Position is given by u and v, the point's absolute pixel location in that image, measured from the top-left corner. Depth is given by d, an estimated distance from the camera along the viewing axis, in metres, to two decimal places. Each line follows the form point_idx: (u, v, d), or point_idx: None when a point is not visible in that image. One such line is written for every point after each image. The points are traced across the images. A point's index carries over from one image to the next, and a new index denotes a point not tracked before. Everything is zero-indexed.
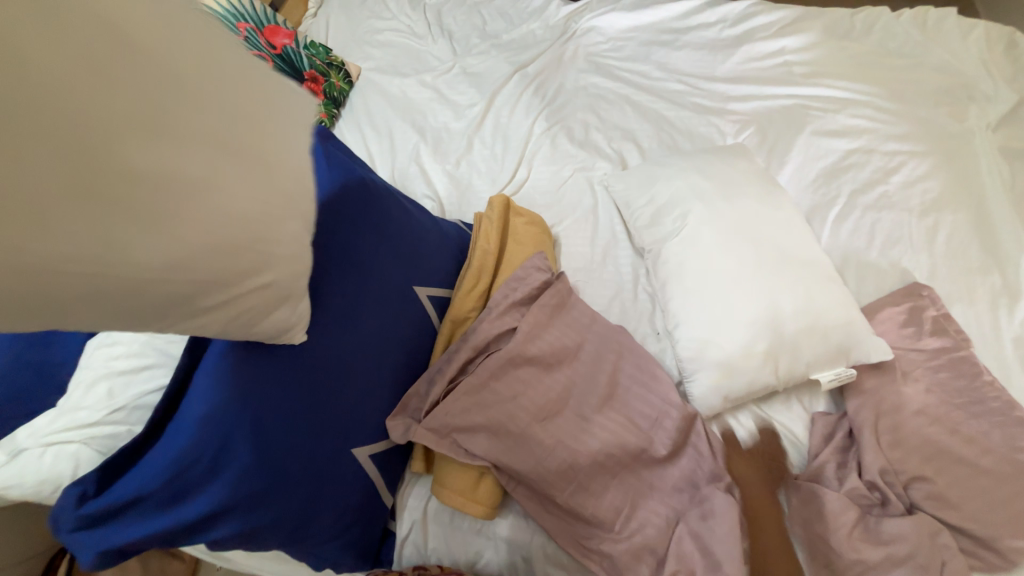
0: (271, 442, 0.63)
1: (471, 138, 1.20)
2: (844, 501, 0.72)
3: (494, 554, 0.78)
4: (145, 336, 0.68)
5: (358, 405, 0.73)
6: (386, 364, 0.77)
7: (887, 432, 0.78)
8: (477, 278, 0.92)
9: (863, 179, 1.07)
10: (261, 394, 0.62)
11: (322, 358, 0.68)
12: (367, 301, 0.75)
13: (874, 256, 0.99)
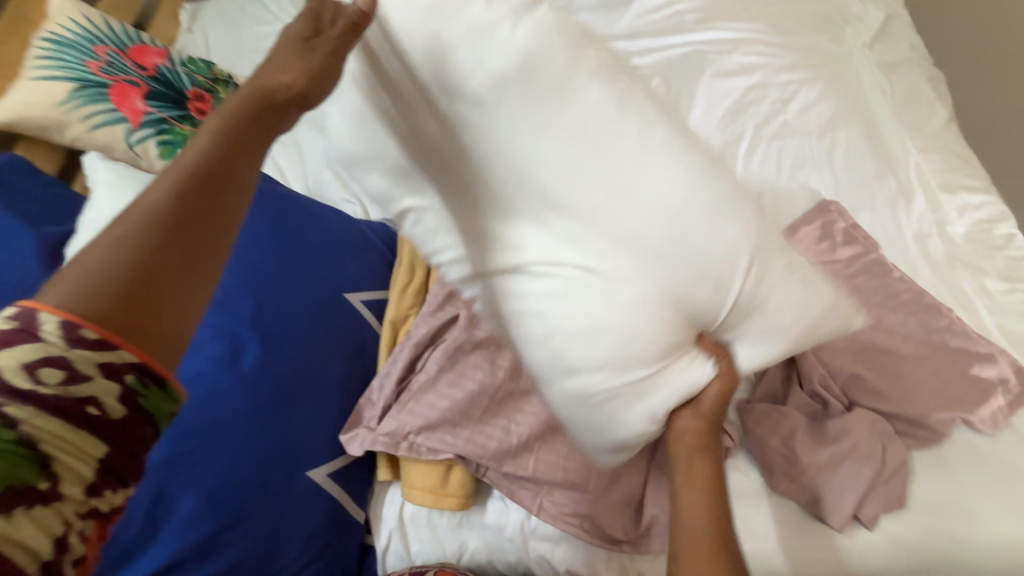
0: (214, 480, 0.59)
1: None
2: (791, 412, 0.77)
3: (479, 542, 0.77)
4: None
5: (308, 424, 0.70)
6: (330, 378, 0.75)
7: (820, 341, 0.83)
8: (410, 275, 0.90)
9: (764, 112, 1.13)
10: (193, 433, 0.60)
11: (261, 382, 0.67)
12: (296, 319, 0.74)
13: (785, 182, 1.05)
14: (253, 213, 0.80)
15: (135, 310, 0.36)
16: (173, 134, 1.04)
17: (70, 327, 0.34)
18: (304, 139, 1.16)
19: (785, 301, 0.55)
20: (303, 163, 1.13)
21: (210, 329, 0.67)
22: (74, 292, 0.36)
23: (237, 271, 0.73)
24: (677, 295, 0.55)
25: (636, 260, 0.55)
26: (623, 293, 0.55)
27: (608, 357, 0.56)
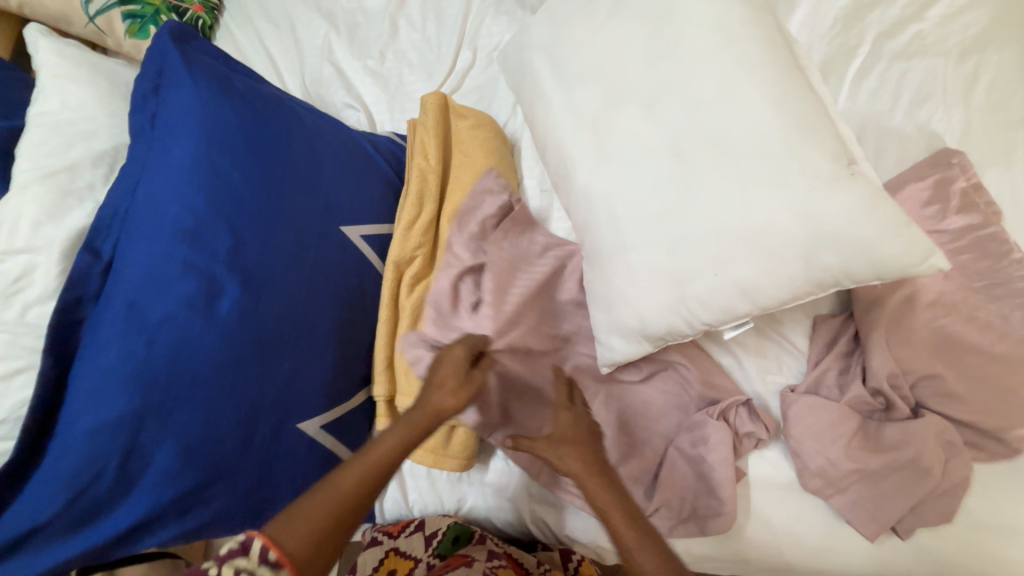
0: (194, 434, 0.55)
1: (395, 20, 0.93)
2: (843, 411, 0.67)
3: (478, 498, 0.75)
4: (8, 334, 0.55)
5: (297, 374, 0.63)
6: (321, 324, 0.66)
7: (897, 331, 0.69)
8: (419, 207, 0.76)
9: (892, 18, 0.85)
10: (165, 385, 0.54)
11: (243, 328, 0.59)
12: (278, 259, 0.63)
13: (898, 120, 0.82)
14: (221, 113, 0.64)
15: (314, 552, 0.49)
16: (142, 6, 0.86)
17: (265, 551, 0.47)
18: (301, 20, 0.96)
19: (889, 244, 0.48)
20: (299, 52, 0.94)
21: (181, 265, 0.57)
22: (283, 528, 0.48)
23: (206, 191, 0.60)
24: (797, 243, 0.51)
25: (722, 193, 0.54)
26: (723, 215, 0.54)
27: (699, 276, 0.55)
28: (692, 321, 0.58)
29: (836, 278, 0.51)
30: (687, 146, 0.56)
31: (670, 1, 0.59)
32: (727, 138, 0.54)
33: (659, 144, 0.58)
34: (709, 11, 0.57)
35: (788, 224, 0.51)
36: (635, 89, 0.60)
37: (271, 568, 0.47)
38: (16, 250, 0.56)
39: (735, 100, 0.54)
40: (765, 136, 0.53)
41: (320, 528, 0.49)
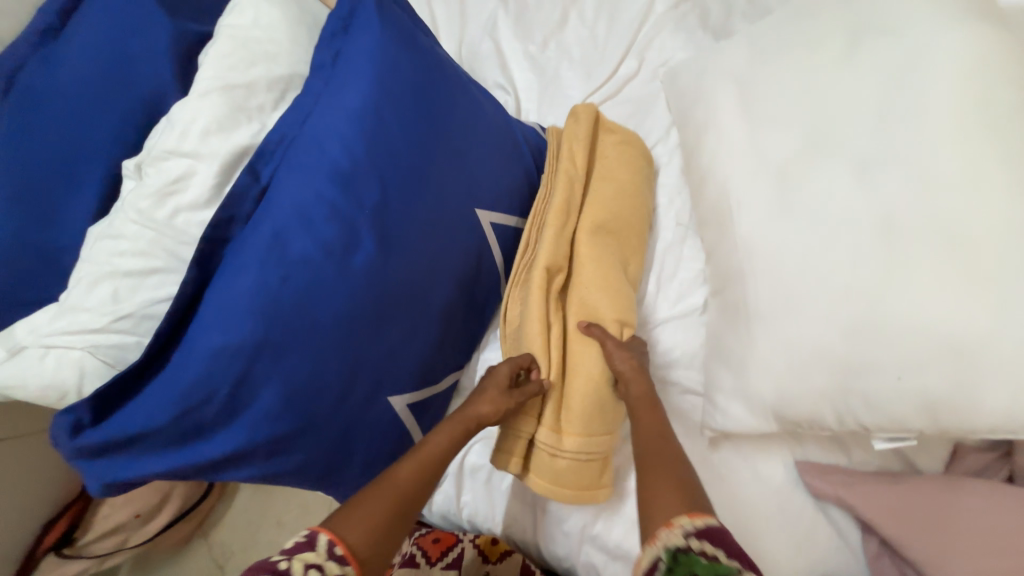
0: (300, 380, 0.53)
1: (567, 10, 0.90)
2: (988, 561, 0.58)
3: (531, 521, 0.71)
4: (152, 231, 0.55)
5: (402, 346, 0.61)
6: (435, 299, 0.64)
7: None
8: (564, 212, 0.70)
9: None
10: (288, 324, 0.52)
11: (370, 287, 0.57)
12: (416, 225, 0.61)
13: None
14: (400, 65, 0.63)
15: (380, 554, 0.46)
16: None
17: (332, 546, 0.44)
18: None
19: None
20: (463, 21, 0.93)
21: (329, 209, 0.56)
22: (348, 523, 0.46)
23: (370, 140, 0.59)
24: (1022, 370, 0.45)
25: (941, 292, 0.47)
26: (930, 315, 0.47)
27: (877, 371, 0.50)
28: (848, 417, 0.53)
29: None
30: (901, 227, 0.50)
31: (924, 64, 0.53)
32: (960, 230, 0.47)
33: (862, 213, 0.52)
34: (975, 87, 0.50)
35: (1017, 350, 0.45)
36: (851, 149, 0.54)
37: (338, 564, 0.43)
38: (181, 153, 0.57)
39: (984, 191, 0.47)
40: (1016, 241, 0.46)
41: (377, 515, 0.47)
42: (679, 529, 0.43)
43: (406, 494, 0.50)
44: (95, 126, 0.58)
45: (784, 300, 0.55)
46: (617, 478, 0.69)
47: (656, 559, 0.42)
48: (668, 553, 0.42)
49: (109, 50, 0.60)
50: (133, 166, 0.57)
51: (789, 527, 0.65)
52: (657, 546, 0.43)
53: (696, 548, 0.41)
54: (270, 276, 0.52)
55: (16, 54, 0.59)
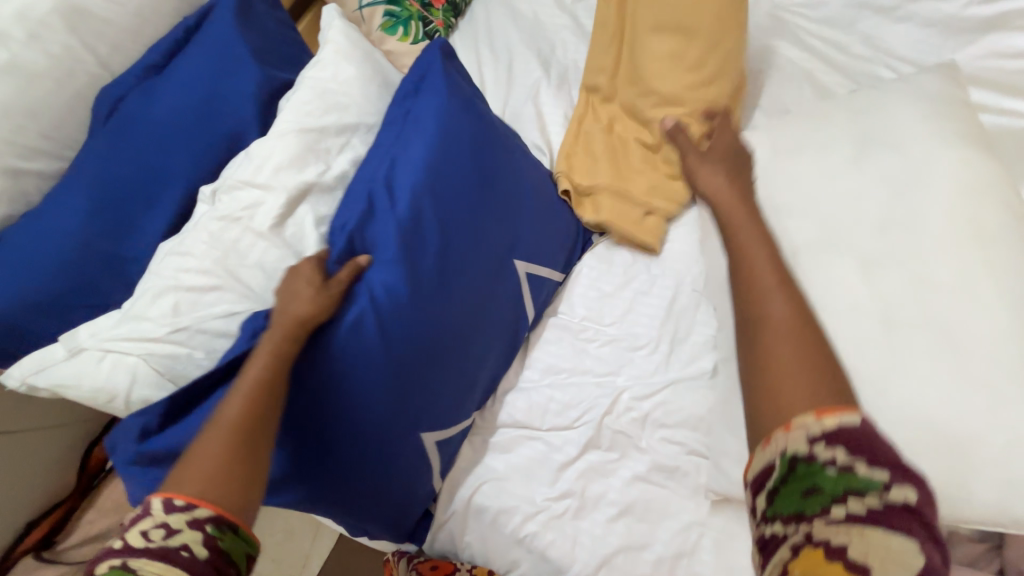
0: (344, 408, 0.58)
1: None
2: None
3: (531, 570, 0.71)
4: (218, 252, 0.60)
5: (440, 387, 0.64)
6: (474, 344, 0.68)
7: None
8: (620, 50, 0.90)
9: None
10: (340, 354, 0.58)
11: (418, 327, 0.61)
12: (465, 273, 0.66)
13: None
14: (463, 125, 0.70)
15: (244, 490, 0.45)
16: (401, 9, 0.99)
17: (169, 500, 0.43)
18: (520, 58, 1.03)
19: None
20: (510, 84, 1.01)
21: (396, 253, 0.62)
22: (187, 472, 0.45)
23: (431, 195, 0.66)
24: (1011, 471, 0.49)
25: (938, 388, 0.52)
26: (926, 408, 0.52)
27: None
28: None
29: None
30: (903, 324, 0.55)
31: (925, 181, 0.60)
32: (957, 333, 0.53)
33: (869, 308, 0.57)
34: (967, 207, 0.57)
35: (1004, 449, 0.49)
36: (858, 247, 0.60)
37: (183, 513, 0.43)
38: (256, 184, 0.63)
39: (975, 299, 0.53)
40: (1002, 348, 0.51)
41: (212, 456, 0.45)
42: (801, 433, 0.38)
43: (243, 419, 0.47)
44: (180, 153, 0.65)
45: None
46: (619, 534, 0.70)
47: (771, 465, 0.39)
48: (785, 459, 0.38)
49: (203, 89, 0.67)
50: (209, 192, 0.63)
51: None
52: (771, 449, 0.39)
53: (824, 458, 0.37)
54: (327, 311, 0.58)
55: (121, 85, 0.67)
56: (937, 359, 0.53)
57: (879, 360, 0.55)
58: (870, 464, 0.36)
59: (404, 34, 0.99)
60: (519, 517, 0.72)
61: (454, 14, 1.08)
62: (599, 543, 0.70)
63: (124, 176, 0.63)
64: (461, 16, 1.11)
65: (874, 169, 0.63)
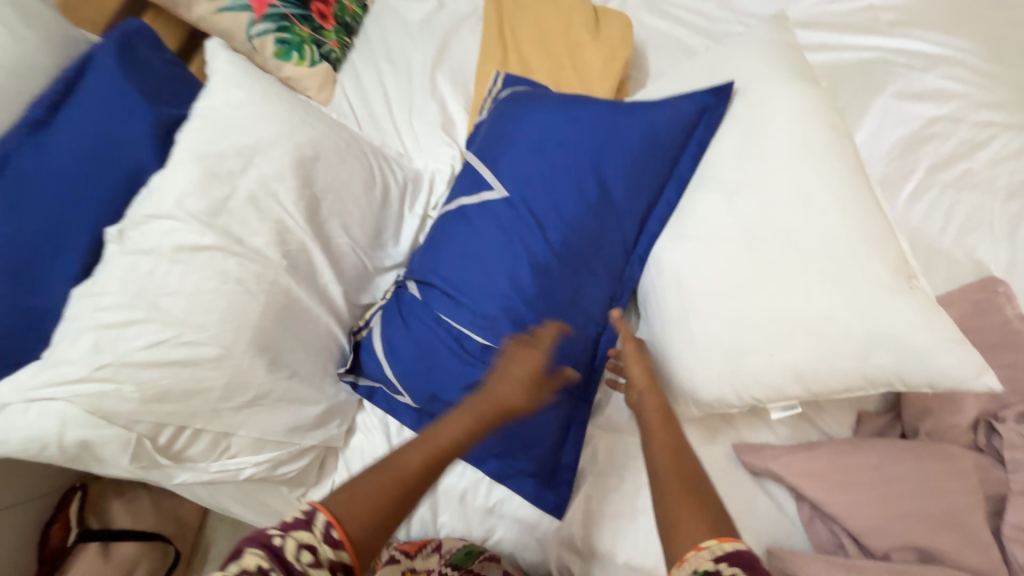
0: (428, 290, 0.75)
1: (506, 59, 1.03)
2: (906, 514, 0.65)
3: (506, 532, 0.76)
4: (136, 286, 0.61)
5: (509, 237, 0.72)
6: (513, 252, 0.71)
7: (930, 435, 0.71)
8: (505, 58, 1.03)
9: (944, 152, 0.93)
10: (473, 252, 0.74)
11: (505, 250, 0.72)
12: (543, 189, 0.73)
13: (947, 243, 0.88)
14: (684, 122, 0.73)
15: (373, 537, 0.53)
16: (291, 35, 1.02)
17: (328, 528, 0.50)
18: (417, 65, 1.08)
19: (942, 355, 0.55)
20: (411, 89, 1.06)
21: (674, 162, 0.74)
22: (344, 503, 0.53)
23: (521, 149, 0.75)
24: (855, 340, 0.59)
25: (787, 282, 0.62)
26: (784, 301, 0.62)
27: (758, 352, 0.64)
28: (745, 395, 0.66)
29: (889, 378, 0.59)
30: (757, 238, 0.65)
31: (765, 113, 0.70)
32: (796, 236, 0.63)
33: (732, 233, 0.67)
34: (792, 129, 0.68)
35: (850, 322, 0.59)
36: (721, 180, 0.71)
37: (332, 547, 0.50)
38: (160, 216, 0.65)
39: (807, 204, 0.64)
40: (834, 239, 0.61)
41: (365, 491, 0.54)
42: (708, 553, 0.48)
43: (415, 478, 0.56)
44: (83, 201, 0.66)
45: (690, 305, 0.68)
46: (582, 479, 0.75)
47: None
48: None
49: (94, 134, 0.68)
50: (114, 232, 0.64)
51: (729, 499, 0.74)
52: (686, 568, 0.48)
53: (723, 574, 0.46)
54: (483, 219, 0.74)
55: (8, 144, 0.67)
56: (779, 261, 0.63)
57: (738, 274, 0.65)
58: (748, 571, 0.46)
59: (299, 59, 1.03)
60: (485, 488, 0.76)
61: (347, 35, 1.12)
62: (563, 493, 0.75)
63: (23, 230, 0.62)
64: (356, 35, 1.15)
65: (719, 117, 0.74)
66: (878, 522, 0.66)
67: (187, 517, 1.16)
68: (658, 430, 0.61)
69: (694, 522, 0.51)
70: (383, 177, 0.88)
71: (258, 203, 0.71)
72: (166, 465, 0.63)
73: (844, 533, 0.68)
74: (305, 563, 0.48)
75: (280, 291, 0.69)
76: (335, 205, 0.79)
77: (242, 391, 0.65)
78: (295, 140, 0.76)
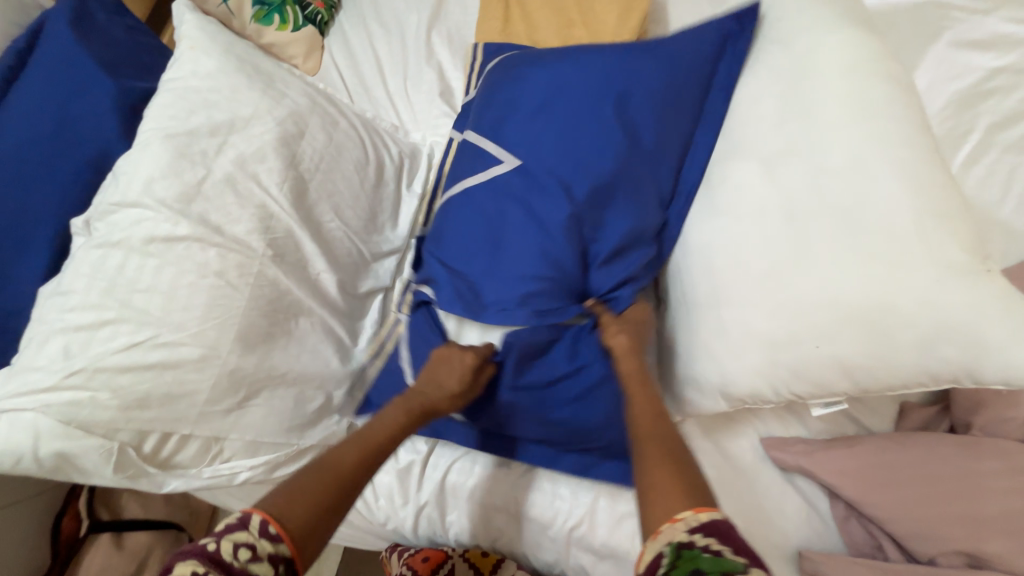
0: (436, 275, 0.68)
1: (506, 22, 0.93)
2: (954, 518, 0.59)
3: (517, 531, 0.73)
4: (102, 283, 0.56)
5: (519, 206, 0.65)
6: (524, 222, 0.64)
7: (982, 430, 0.65)
8: (506, 17, 0.92)
9: (1008, 109, 0.82)
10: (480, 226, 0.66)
11: (516, 219, 0.65)
12: (550, 148, 0.65)
13: (1006, 213, 0.78)
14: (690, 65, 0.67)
15: (312, 531, 0.46)
16: None
17: (264, 525, 0.44)
18: (411, 25, 0.98)
19: (1023, 350, 0.48)
20: (405, 53, 0.96)
21: (692, 107, 0.67)
22: (275, 498, 0.47)
23: (532, 113, 0.67)
24: (919, 332, 0.52)
25: (837, 262, 0.55)
26: (833, 286, 0.55)
27: (799, 344, 0.58)
28: (782, 391, 0.61)
29: (954, 374, 0.53)
30: (803, 214, 0.58)
31: (813, 67, 0.61)
32: (852, 210, 0.55)
33: (773, 208, 0.60)
34: (846, 85, 0.59)
35: (914, 312, 0.52)
36: (757, 148, 0.62)
37: (270, 542, 0.43)
38: (127, 204, 0.59)
39: (864, 173, 0.55)
40: (895, 214, 0.53)
41: (306, 492, 0.48)
42: (682, 525, 0.41)
43: (342, 472, 0.51)
44: (44, 190, 0.61)
45: (722, 290, 0.62)
46: (598, 478, 0.71)
47: (658, 556, 0.40)
48: (670, 549, 0.40)
49: (51, 116, 0.62)
50: (82, 224, 0.59)
51: (753, 496, 0.69)
52: (660, 541, 0.41)
53: (699, 546, 0.39)
54: (489, 190, 0.67)
55: None
56: (832, 242, 0.55)
57: (780, 257, 0.58)
58: (735, 551, 0.39)
59: (281, 23, 0.93)
60: (495, 486, 0.73)
61: None
62: (576, 491, 0.71)
63: None
64: None
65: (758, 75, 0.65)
66: (923, 526, 0.60)
67: (198, 505, 1.14)
68: (640, 395, 0.56)
69: (671, 489, 0.44)
70: (376, 153, 0.80)
71: (237, 187, 0.64)
72: (154, 473, 0.59)
73: (883, 535, 0.64)
74: (243, 561, 0.42)
75: (267, 284, 0.63)
76: (324, 185, 0.72)
77: (231, 392, 0.61)
78: (274, 114, 0.68)
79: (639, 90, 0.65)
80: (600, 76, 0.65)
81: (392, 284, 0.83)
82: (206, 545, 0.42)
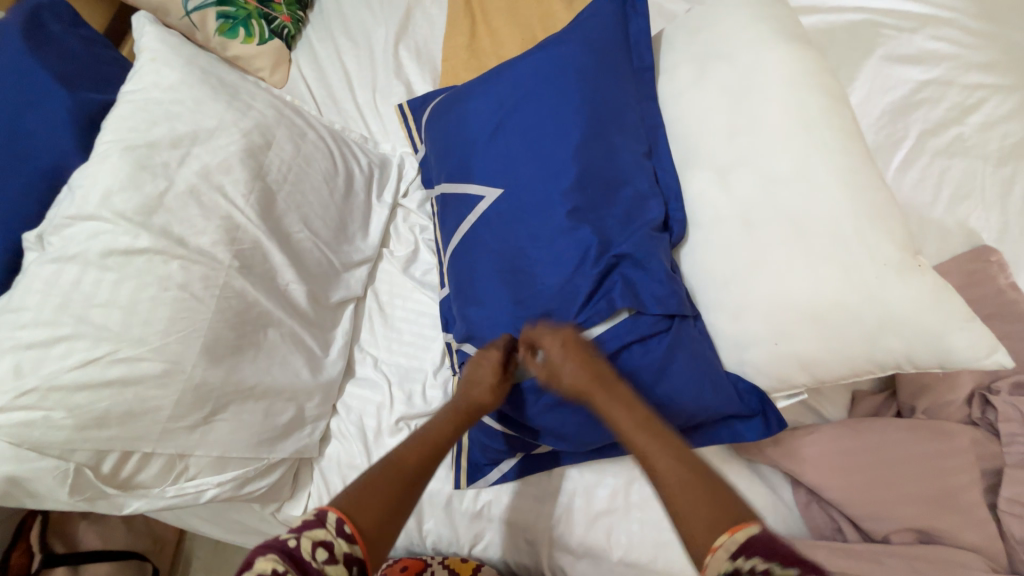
0: (455, 299, 0.73)
1: (473, 37, 0.95)
2: (906, 498, 0.63)
3: (495, 536, 0.73)
4: (56, 299, 0.54)
5: (503, 225, 0.68)
6: (509, 240, 0.68)
7: (925, 412, 0.69)
8: (472, 33, 0.95)
9: (935, 118, 0.89)
10: (472, 250, 0.71)
11: (502, 238, 0.68)
12: (520, 164, 0.68)
13: (938, 213, 0.85)
14: (618, 63, 0.72)
15: (382, 522, 0.48)
16: (236, 9, 0.91)
17: (341, 524, 0.46)
18: (379, 39, 0.99)
19: (953, 336, 0.53)
20: (373, 65, 0.97)
21: (635, 103, 0.71)
22: (351, 497, 0.48)
23: (494, 134, 0.71)
24: (865, 326, 0.56)
25: (789, 263, 0.59)
26: (787, 286, 0.59)
27: (761, 343, 0.62)
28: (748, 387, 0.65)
29: (897, 362, 0.57)
30: (756, 220, 0.62)
31: (755, 80, 0.66)
32: (798, 214, 0.59)
33: (730, 215, 0.64)
34: (788, 98, 0.63)
35: (860, 307, 0.56)
36: (712, 158, 0.66)
37: (347, 542, 0.45)
38: (84, 216, 0.58)
39: (807, 178, 0.60)
40: (837, 217, 0.58)
41: (377, 491, 0.49)
42: (722, 553, 0.43)
43: (407, 476, 0.52)
44: None
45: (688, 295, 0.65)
46: (572, 477, 0.72)
47: None
48: None
49: (3, 129, 0.61)
50: (35, 238, 0.58)
51: None
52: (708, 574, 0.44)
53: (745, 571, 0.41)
54: (475, 215, 0.71)
55: None
56: (784, 245, 0.59)
57: (740, 262, 0.62)
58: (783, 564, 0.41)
59: (247, 36, 0.93)
60: (472, 492, 0.73)
61: (301, 8, 1.02)
62: (552, 492, 0.72)
63: None
64: (311, 8, 1.05)
65: (710, 87, 0.69)
66: (879, 507, 0.64)
67: (163, 532, 1.10)
68: (641, 435, 0.52)
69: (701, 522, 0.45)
70: (345, 163, 0.81)
71: (201, 198, 0.63)
72: (112, 494, 0.57)
73: (843, 518, 0.67)
74: (320, 561, 0.43)
75: (234, 295, 0.63)
76: (292, 196, 0.72)
77: (197, 406, 0.59)
78: (240, 125, 0.68)
79: (585, 94, 0.68)
80: (545, 84, 0.70)
81: (364, 294, 0.83)
82: (288, 541, 0.44)
